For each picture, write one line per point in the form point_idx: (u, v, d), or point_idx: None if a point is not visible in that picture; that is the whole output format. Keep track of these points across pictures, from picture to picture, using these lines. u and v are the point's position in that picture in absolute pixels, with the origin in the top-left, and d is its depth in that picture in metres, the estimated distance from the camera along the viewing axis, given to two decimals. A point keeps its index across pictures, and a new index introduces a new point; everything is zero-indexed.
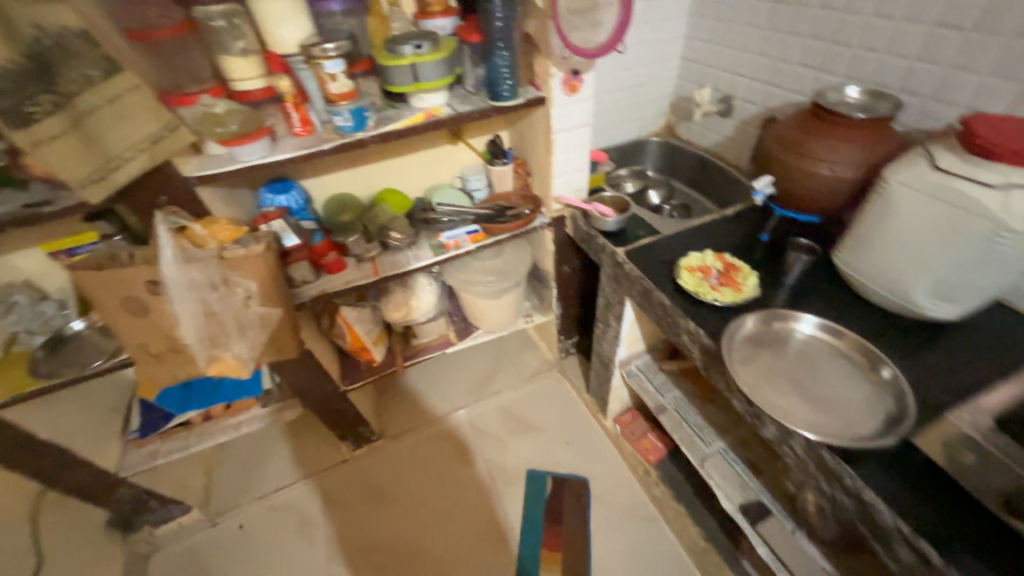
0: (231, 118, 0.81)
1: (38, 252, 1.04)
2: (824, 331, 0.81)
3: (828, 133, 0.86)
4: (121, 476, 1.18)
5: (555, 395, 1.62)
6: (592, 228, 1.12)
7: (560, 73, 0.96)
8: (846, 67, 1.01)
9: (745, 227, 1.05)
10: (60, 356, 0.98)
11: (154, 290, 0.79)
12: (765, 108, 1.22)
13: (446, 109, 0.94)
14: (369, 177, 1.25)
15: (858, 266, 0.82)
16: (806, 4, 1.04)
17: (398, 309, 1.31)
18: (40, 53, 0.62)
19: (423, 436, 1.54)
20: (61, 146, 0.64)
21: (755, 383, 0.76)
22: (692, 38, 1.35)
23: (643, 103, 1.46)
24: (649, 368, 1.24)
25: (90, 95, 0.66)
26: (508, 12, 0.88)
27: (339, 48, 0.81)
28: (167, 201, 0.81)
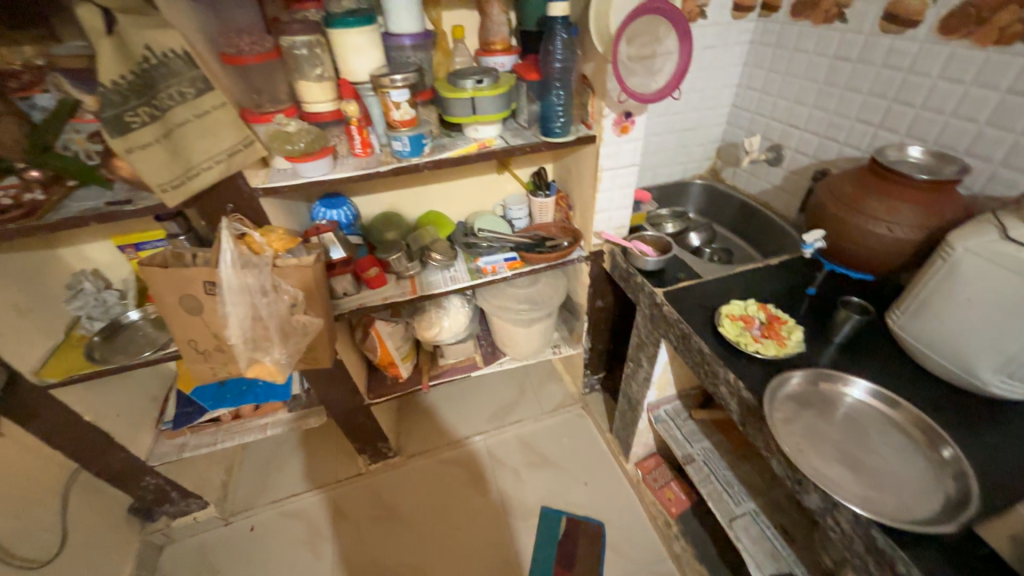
0: (300, 136, 0.87)
1: (110, 244, 1.13)
2: (877, 399, 0.77)
3: (886, 191, 0.84)
4: (149, 465, 1.19)
5: (576, 431, 1.58)
6: (631, 266, 1.12)
7: (613, 114, 0.98)
8: (907, 126, 0.99)
9: (792, 279, 1.02)
10: (115, 343, 1.04)
11: (209, 290, 0.83)
12: (817, 161, 1.20)
13: (499, 141, 0.98)
14: (417, 200, 1.31)
15: (915, 331, 0.78)
16: (867, 62, 1.03)
17: (429, 327, 1.33)
18: (146, 71, 0.68)
19: (439, 459, 1.53)
20: (150, 153, 0.70)
21: (798, 446, 0.73)
22: (744, 86, 1.36)
23: (689, 147, 1.47)
24: (679, 415, 1.20)
25: (182, 110, 0.72)
26: (568, 56, 0.92)
27: (405, 80, 0.86)
28: (233, 209, 0.87)
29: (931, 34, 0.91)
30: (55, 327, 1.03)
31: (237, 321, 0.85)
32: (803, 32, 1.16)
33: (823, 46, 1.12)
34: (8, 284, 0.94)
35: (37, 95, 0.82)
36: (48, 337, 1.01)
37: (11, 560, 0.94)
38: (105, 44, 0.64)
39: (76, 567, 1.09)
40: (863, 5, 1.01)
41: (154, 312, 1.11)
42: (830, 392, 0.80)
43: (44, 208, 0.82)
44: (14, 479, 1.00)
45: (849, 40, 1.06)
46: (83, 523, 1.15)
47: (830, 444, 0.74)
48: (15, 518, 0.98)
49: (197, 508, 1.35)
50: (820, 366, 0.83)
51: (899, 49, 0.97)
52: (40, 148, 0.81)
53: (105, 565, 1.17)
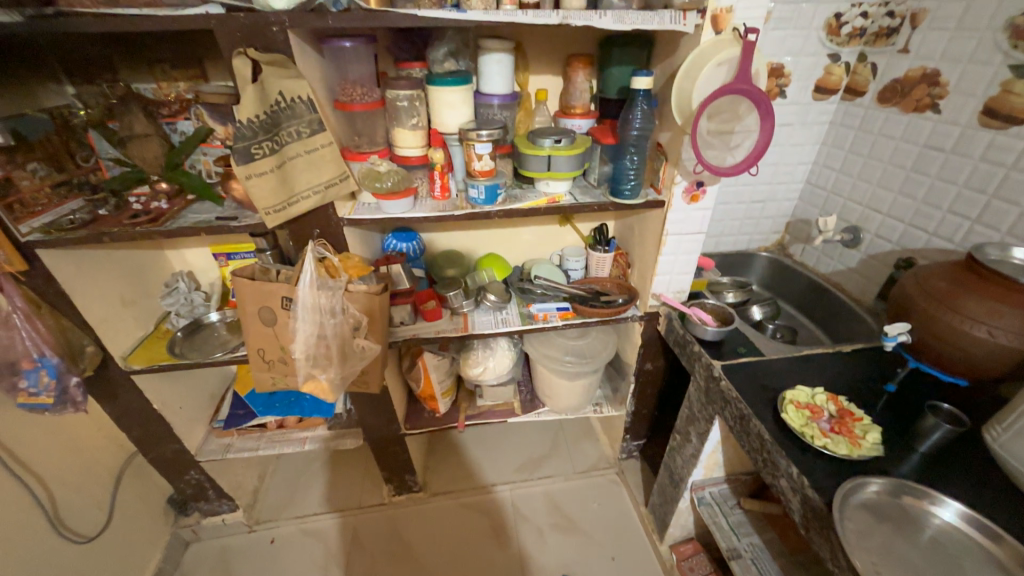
0: (389, 176, 0.94)
1: (206, 251, 1.26)
2: (972, 526, 0.67)
3: (987, 293, 0.77)
4: (197, 459, 1.25)
5: (608, 498, 1.49)
6: (688, 333, 1.09)
7: (685, 182, 0.99)
8: (1009, 225, 0.93)
9: (866, 371, 0.95)
10: (193, 340, 1.13)
11: (286, 305, 0.90)
12: (901, 248, 1.14)
13: (568, 197, 1.01)
14: (481, 242, 1.37)
15: (1022, 455, 0.68)
16: (963, 154, 0.99)
17: (473, 365, 1.34)
18: (275, 112, 0.79)
19: (463, 502, 1.49)
20: (263, 180, 0.81)
21: (874, 567, 0.65)
22: (820, 164, 1.34)
23: (757, 219, 1.45)
24: (725, 500, 1.11)
25: (297, 145, 0.82)
26: (645, 125, 0.95)
27: (490, 135, 0.93)
28: (319, 234, 0.95)
29: None
30: (148, 319, 1.15)
31: (305, 337, 0.90)
32: (890, 118, 1.13)
33: (912, 133, 1.09)
34: (122, 276, 1.07)
35: (180, 121, 0.99)
36: (141, 327, 1.12)
37: (63, 530, 1.01)
38: (249, 91, 0.75)
39: (113, 548, 1.14)
40: (959, 97, 0.99)
41: (231, 316, 1.21)
42: (913, 508, 0.71)
43: (165, 216, 0.92)
44: (82, 453, 1.09)
45: (942, 131, 1.02)
46: (128, 505, 1.21)
47: (911, 570, 0.65)
48: (76, 490, 1.06)
49: (227, 509, 1.39)
50: (900, 476, 0.74)
51: (1001, 145, 0.93)
52: (173, 167, 0.96)
53: (136, 551, 1.22)
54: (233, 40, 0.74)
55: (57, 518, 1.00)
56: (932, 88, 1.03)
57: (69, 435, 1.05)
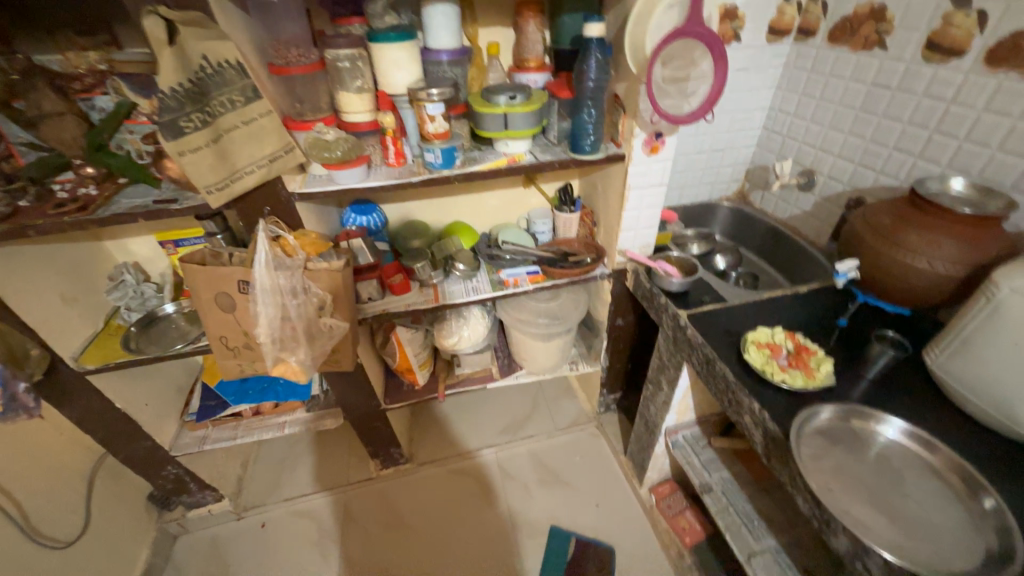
0: (338, 144, 0.88)
1: (151, 239, 1.18)
2: (913, 440, 0.74)
3: (926, 224, 0.81)
4: (172, 455, 1.22)
5: (590, 451, 1.55)
6: (655, 286, 1.11)
7: (643, 134, 0.98)
8: (949, 157, 0.96)
9: (821, 309, 0.99)
10: (149, 334, 1.08)
11: (243, 289, 0.86)
12: (852, 188, 1.18)
13: (529, 156, 0.99)
14: (444, 210, 1.33)
15: (954, 372, 0.74)
16: (908, 90, 1.01)
17: (448, 335, 1.34)
18: (200, 79, 0.72)
19: (450, 469, 1.52)
20: (200, 156, 0.74)
21: (826, 485, 0.70)
22: (775, 109, 1.35)
23: (718, 169, 1.46)
24: (697, 441, 1.17)
25: (231, 116, 0.76)
26: (601, 76, 0.93)
27: (441, 94, 0.88)
28: (270, 211, 0.90)
29: (978, 64, 0.89)
30: (95, 316, 1.08)
31: (267, 320, 0.87)
32: (839, 58, 1.14)
33: (861, 72, 1.10)
34: (57, 272, 0.99)
35: (97, 96, 0.89)
36: (90, 325, 1.06)
37: (38, 536, 0.98)
38: (167, 56, 0.68)
39: (95, 550, 1.12)
40: (904, 33, 1.00)
41: (188, 306, 1.15)
42: (862, 430, 0.77)
43: (95, 203, 0.85)
44: (45, 460, 1.04)
45: (889, 68, 1.04)
46: (105, 507, 1.18)
47: (860, 484, 0.71)
48: (44, 497, 1.02)
49: (212, 500, 1.37)
50: (852, 402, 0.80)
51: (942, 79, 0.95)
52: (96, 147, 0.87)
53: (120, 551, 1.19)
54: None
55: (28, 526, 0.97)
56: (879, 24, 1.04)
57: (27, 442, 1.00)
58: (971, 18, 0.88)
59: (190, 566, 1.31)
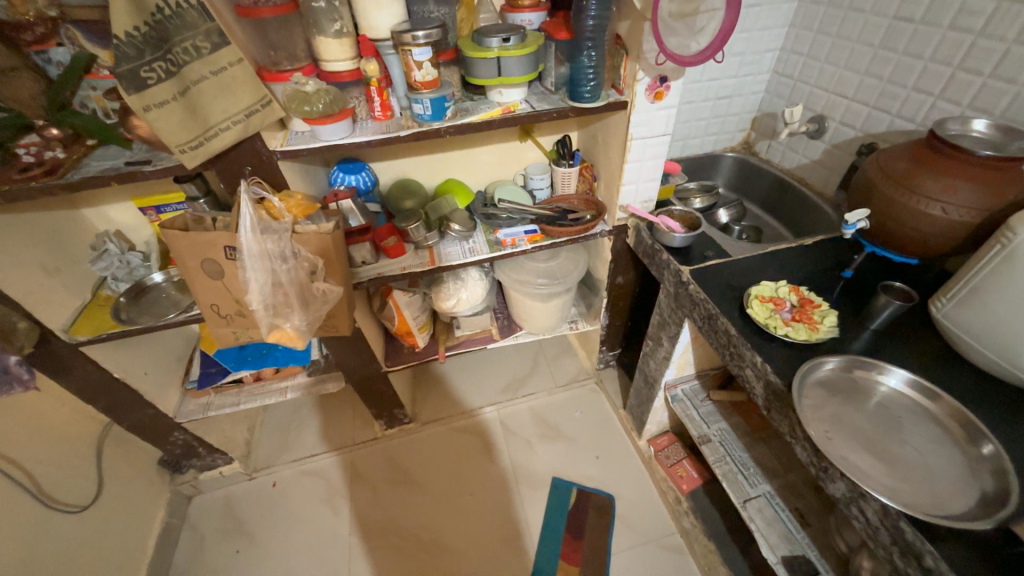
0: (318, 97, 0.82)
1: (132, 205, 1.14)
2: (914, 388, 0.74)
3: (943, 169, 0.77)
4: (177, 422, 1.23)
5: (589, 406, 1.58)
6: (657, 242, 1.08)
7: (647, 78, 0.91)
8: (971, 97, 0.91)
9: (826, 261, 0.97)
10: (140, 303, 1.06)
11: (231, 255, 0.83)
12: (864, 134, 1.12)
13: (524, 105, 0.92)
14: (436, 167, 1.27)
15: (960, 320, 0.73)
16: (932, 23, 0.94)
17: (446, 298, 1.32)
18: (159, 23, 0.66)
19: (453, 427, 1.56)
20: (168, 111, 0.69)
21: (825, 434, 0.71)
22: (787, 50, 1.27)
23: (723, 117, 1.39)
24: (696, 395, 1.19)
25: (198, 66, 0.70)
26: (602, 13, 0.87)
27: (428, 37, 0.80)
28: (252, 172, 0.85)
29: None
30: (81, 287, 1.05)
31: (258, 286, 0.85)
32: None
33: (883, 4, 1.01)
34: (35, 241, 0.95)
35: (51, 48, 0.81)
36: (77, 296, 1.03)
37: (54, 504, 1.01)
38: None
39: (112, 513, 1.15)
40: None
41: (177, 275, 1.13)
42: (863, 380, 0.77)
43: (63, 166, 0.80)
44: (50, 430, 1.04)
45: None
46: (117, 472, 1.21)
47: (859, 433, 0.72)
48: (55, 465, 1.03)
49: (223, 463, 1.41)
50: (854, 353, 0.79)
51: (972, 9, 0.88)
52: (59, 107, 0.82)
53: (136, 513, 1.23)
54: None
55: (42, 493, 0.99)
56: None
57: (30, 414, 1.00)
58: None
59: (208, 523, 1.36)
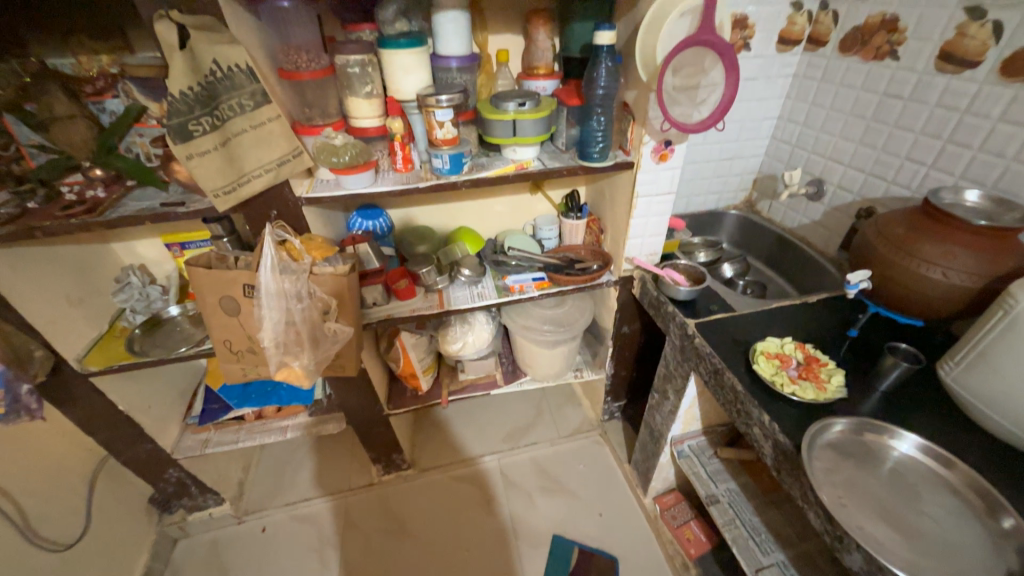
0: (346, 149, 0.89)
1: (158, 241, 1.18)
2: (928, 455, 0.72)
3: (940, 236, 0.80)
4: (174, 458, 1.22)
5: (593, 459, 1.54)
6: (663, 294, 1.10)
7: (653, 141, 0.97)
8: (963, 168, 0.95)
9: (830, 319, 0.98)
10: (154, 336, 1.08)
11: (249, 293, 0.86)
12: (862, 198, 1.17)
13: (536, 163, 0.98)
14: (450, 215, 1.33)
15: (969, 385, 0.73)
16: (920, 100, 1.00)
17: (452, 341, 1.34)
18: (210, 83, 0.72)
19: (452, 475, 1.51)
20: (208, 159, 0.75)
21: (838, 499, 0.69)
22: (784, 118, 1.35)
23: (725, 177, 1.46)
24: (703, 451, 1.16)
25: (240, 120, 0.76)
26: (611, 84, 0.93)
27: (451, 100, 0.87)
28: (277, 215, 0.90)
29: (993, 75, 0.88)
30: (100, 318, 1.08)
31: (272, 324, 0.87)
32: (851, 68, 1.14)
33: (872, 82, 1.09)
34: (64, 273, 0.99)
35: (107, 99, 0.89)
36: (94, 327, 1.06)
37: (39, 541, 0.98)
38: (177, 58, 0.68)
39: (95, 554, 1.11)
40: (916, 43, 0.99)
41: (193, 309, 1.16)
42: (874, 444, 0.75)
43: (103, 205, 0.85)
44: (48, 462, 1.03)
45: (901, 78, 1.03)
46: (106, 509, 1.17)
47: (873, 500, 0.69)
48: (46, 499, 1.01)
49: (213, 504, 1.37)
50: (864, 414, 0.78)
51: (956, 90, 0.94)
52: (106, 150, 0.88)
53: (119, 554, 1.19)
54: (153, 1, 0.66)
55: (29, 529, 0.96)
56: (891, 34, 1.03)
57: (31, 443, 1.00)
58: (986, 28, 0.88)
59: (190, 569, 1.30)
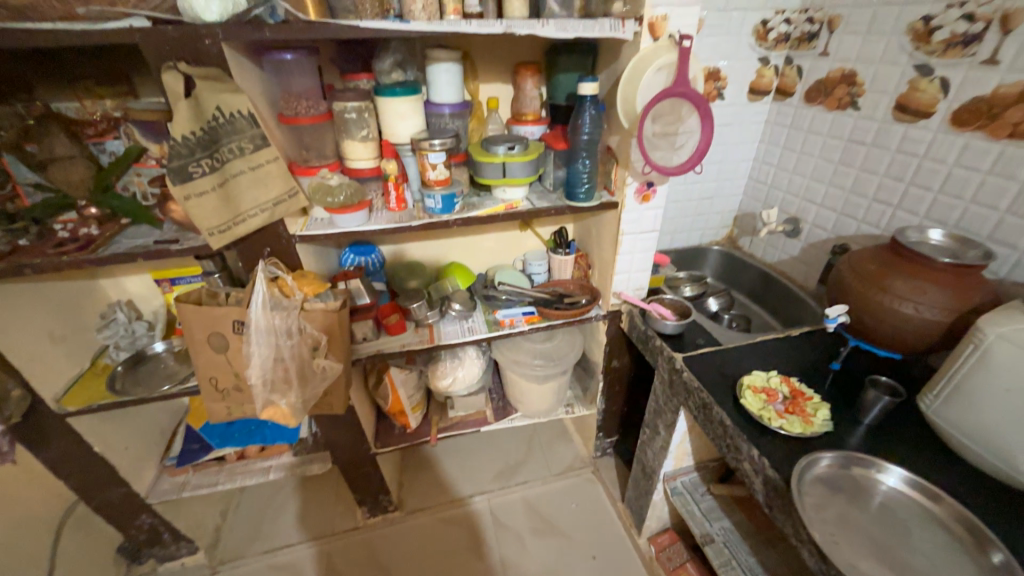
0: (341, 190, 0.91)
1: (147, 277, 1.18)
2: (914, 488, 0.73)
3: (909, 273, 0.84)
4: (148, 502, 1.16)
5: (586, 498, 1.50)
6: (650, 329, 1.12)
7: (635, 183, 1.02)
8: (926, 209, 1.01)
9: (813, 353, 1.01)
10: (137, 374, 1.06)
11: (238, 330, 0.86)
12: (836, 236, 1.22)
13: (525, 203, 1.02)
14: (442, 251, 1.36)
15: (949, 417, 0.74)
16: (882, 146, 1.08)
17: (442, 376, 1.33)
18: (213, 128, 0.75)
19: (441, 517, 1.46)
20: (206, 200, 0.77)
21: (830, 537, 0.68)
22: (759, 161, 1.43)
23: (707, 215, 1.52)
24: (696, 488, 1.15)
25: (239, 162, 0.79)
26: (595, 130, 0.98)
27: (443, 144, 0.91)
28: (270, 252, 0.91)
29: (945, 125, 0.96)
30: (82, 355, 1.06)
31: (260, 361, 0.86)
32: (817, 116, 1.22)
33: (837, 129, 1.18)
34: (48, 310, 0.98)
35: (108, 141, 0.92)
36: (75, 364, 1.04)
37: None
38: (182, 107, 0.71)
39: None
40: (874, 95, 1.08)
41: (178, 345, 1.14)
42: (862, 478, 0.76)
43: (96, 243, 0.85)
44: (12, 508, 0.98)
45: (863, 126, 1.11)
46: (71, 560, 1.10)
47: (865, 536, 0.69)
48: (6, 550, 0.95)
49: (187, 553, 1.29)
50: (851, 448, 0.79)
51: (913, 137, 1.01)
52: (103, 189, 0.90)
53: None
54: (162, 54, 0.70)
55: None
56: (851, 87, 1.12)
57: None
58: (935, 83, 0.96)
59: None
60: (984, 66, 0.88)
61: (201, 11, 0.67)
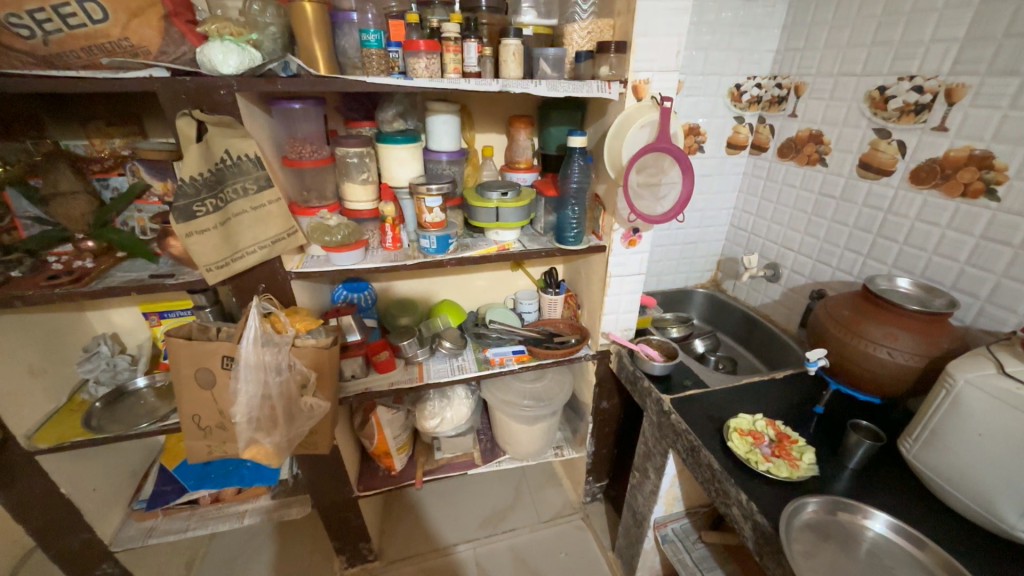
0: (338, 230, 0.94)
1: (135, 310, 1.17)
2: (900, 534, 0.73)
3: (882, 319, 0.88)
4: (110, 550, 1.09)
5: (575, 546, 1.45)
6: (638, 369, 1.14)
7: (622, 229, 1.07)
8: (893, 259, 1.08)
9: (798, 396, 1.03)
10: (115, 411, 1.03)
11: (227, 366, 0.86)
12: (813, 281, 1.28)
13: (517, 245, 1.06)
14: (434, 289, 1.38)
15: (929, 462, 0.76)
16: (849, 200, 1.16)
17: (430, 417, 1.31)
18: (220, 169, 0.79)
19: (423, 568, 1.38)
20: (205, 237, 0.79)
21: None
22: (738, 210, 1.51)
23: (691, 259, 1.58)
24: (687, 536, 1.12)
25: (241, 202, 0.82)
26: (584, 178, 1.03)
27: (440, 189, 0.96)
28: (264, 288, 0.92)
29: (905, 182, 1.04)
30: (60, 389, 1.03)
31: (246, 398, 0.85)
32: (789, 170, 1.32)
33: (809, 182, 1.26)
34: (29, 342, 0.97)
35: (113, 177, 0.96)
36: (53, 400, 1.01)
37: None
38: (193, 150, 0.75)
39: None
40: (840, 154, 1.17)
41: (161, 380, 1.12)
42: (849, 524, 0.76)
43: (90, 275, 0.85)
44: None
45: (831, 181, 1.20)
46: None
47: None
48: None
49: None
50: (837, 494, 0.79)
51: (877, 192, 1.09)
52: (101, 224, 0.92)
53: None
54: (178, 101, 0.74)
55: None
56: (819, 145, 1.22)
57: None
58: (893, 145, 1.05)
59: None
60: (935, 132, 0.97)
61: (218, 64, 0.71)
